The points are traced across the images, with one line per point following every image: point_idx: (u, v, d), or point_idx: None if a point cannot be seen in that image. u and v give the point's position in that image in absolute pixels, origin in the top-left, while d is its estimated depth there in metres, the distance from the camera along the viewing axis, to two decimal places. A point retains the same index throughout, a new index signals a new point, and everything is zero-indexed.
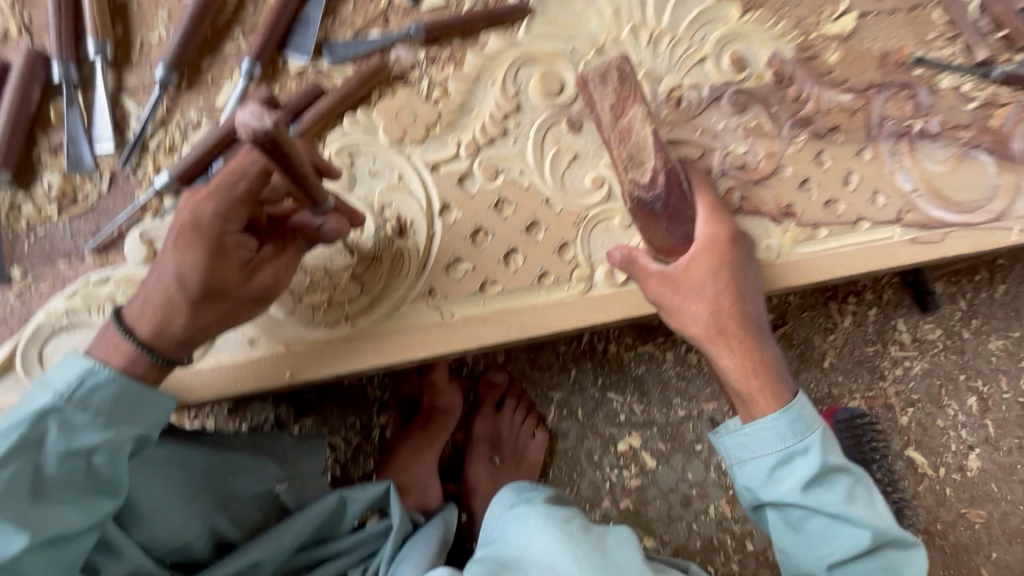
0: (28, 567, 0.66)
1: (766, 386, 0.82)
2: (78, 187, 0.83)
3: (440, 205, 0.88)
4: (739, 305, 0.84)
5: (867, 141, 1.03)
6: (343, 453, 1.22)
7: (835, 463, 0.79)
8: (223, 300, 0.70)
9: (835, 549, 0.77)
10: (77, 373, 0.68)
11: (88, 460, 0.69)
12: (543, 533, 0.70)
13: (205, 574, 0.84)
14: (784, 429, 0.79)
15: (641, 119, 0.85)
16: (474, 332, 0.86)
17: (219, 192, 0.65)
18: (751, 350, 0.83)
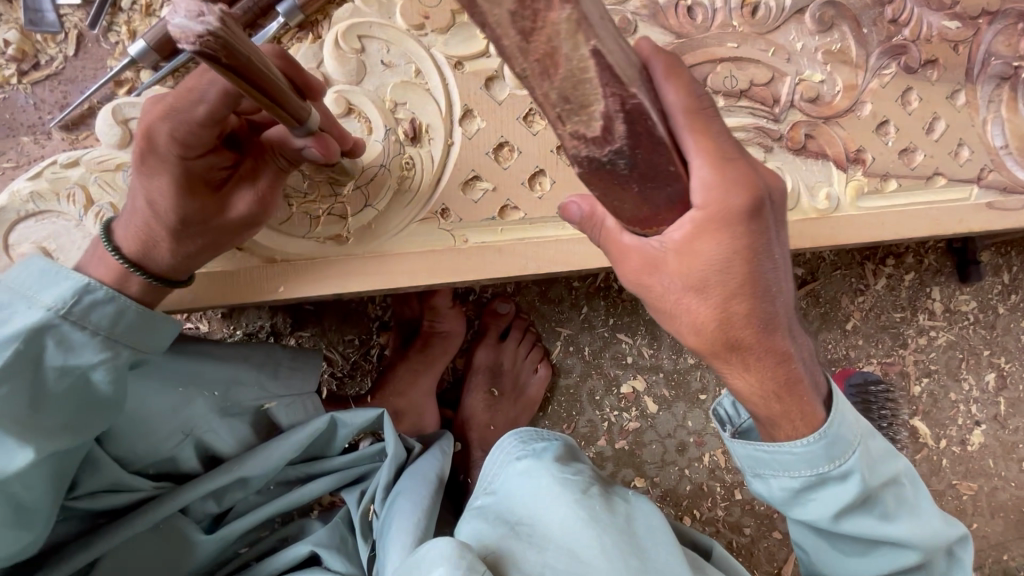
0: (30, 481, 0.59)
1: (794, 411, 0.61)
2: (40, 49, 0.70)
3: (461, 110, 0.76)
4: (762, 305, 0.55)
5: (964, 82, 0.88)
6: (340, 369, 1.18)
7: (879, 480, 0.64)
8: (200, 230, 0.62)
9: (870, 565, 0.67)
10: (74, 291, 0.58)
11: (91, 383, 0.61)
12: (559, 507, 0.71)
13: (188, 486, 0.80)
14: (817, 455, 0.62)
15: (571, 32, 0.43)
16: (488, 261, 0.77)
17: (178, 113, 0.54)
18: (771, 365, 0.59)
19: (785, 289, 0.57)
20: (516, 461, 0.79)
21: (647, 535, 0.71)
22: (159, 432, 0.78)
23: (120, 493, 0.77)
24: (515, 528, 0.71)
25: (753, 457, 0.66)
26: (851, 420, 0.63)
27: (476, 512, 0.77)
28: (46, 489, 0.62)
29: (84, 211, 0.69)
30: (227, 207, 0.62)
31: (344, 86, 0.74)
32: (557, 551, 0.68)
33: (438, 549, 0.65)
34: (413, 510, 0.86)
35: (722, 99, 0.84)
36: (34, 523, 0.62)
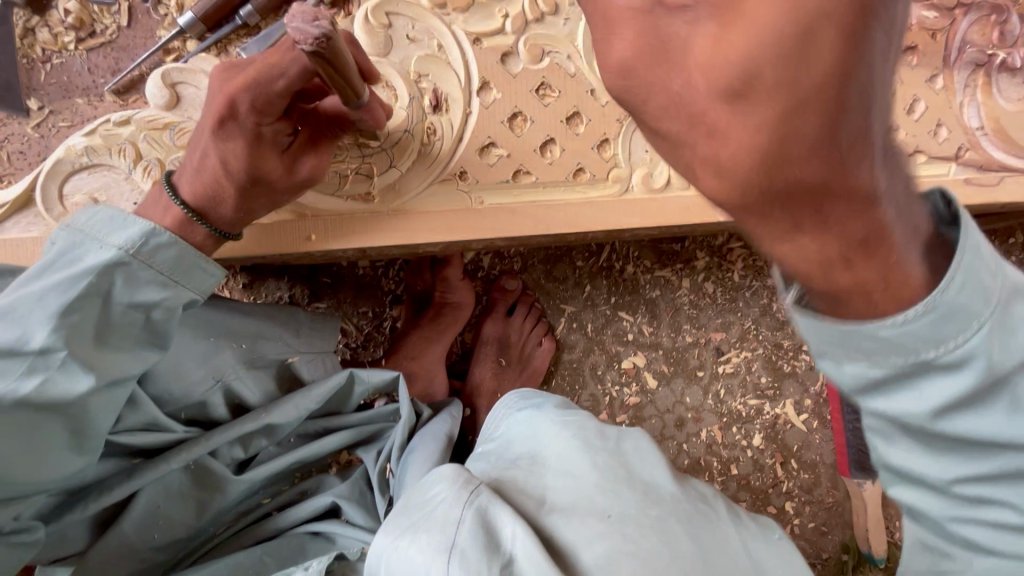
0: (90, 408, 0.63)
1: (870, 277, 0.36)
2: (96, 19, 0.77)
3: (479, 82, 0.83)
4: (834, 112, 0.29)
5: (941, 67, 0.95)
6: (354, 339, 1.24)
7: (1007, 367, 0.43)
8: (267, 190, 0.68)
9: (967, 462, 0.48)
10: (141, 232, 0.63)
11: (150, 319, 0.66)
12: (557, 438, 0.70)
13: (217, 431, 0.85)
14: (919, 330, 0.39)
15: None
16: (502, 222, 0.84)
17: (257, 84, 0.60)
18: (837, 221, 0.33)
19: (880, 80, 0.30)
20: (516, 410, 0.80)
21: (642, 458, 0.70)
22: (191, 376, 0.83)
23: (155, 433, 0.81)
24: (514, 459, 0.70)
25: (823, 338, 0.41)
26: (982, 262, 0.40)
27: (478, 457, 0.77)
28: (105, 420, 0.66)
29: (133, 164, 0.75)
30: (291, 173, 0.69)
31: (372, 58, 0.80)
32: (556, 473, 0.66)
33: (440, 474, 0.66)
34: (424, 462, 0.92)
35: None
36: (90, 450, 0.67)
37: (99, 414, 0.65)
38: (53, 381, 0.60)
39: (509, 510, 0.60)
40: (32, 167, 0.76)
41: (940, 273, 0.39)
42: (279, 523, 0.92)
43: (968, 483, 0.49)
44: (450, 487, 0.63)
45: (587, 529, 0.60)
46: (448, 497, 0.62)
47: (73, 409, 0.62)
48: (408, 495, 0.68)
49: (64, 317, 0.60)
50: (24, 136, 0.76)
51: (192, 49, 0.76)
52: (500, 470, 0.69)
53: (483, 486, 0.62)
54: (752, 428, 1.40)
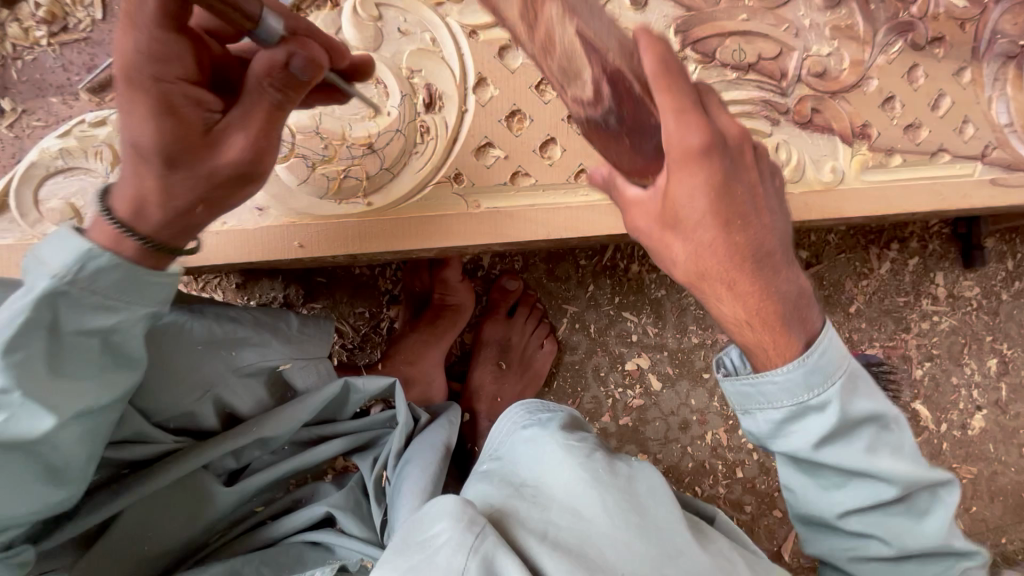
0: (62, 441, 0.60)
1: (767, 338, 0.60)
2: (69, 12, 0.73)
3: (475, 79, 0.78)
4: (741, 234, 0.56)
5: (969, 60, 0.89)
6: (350, 340, 1.21)
7: (860, 412, 0.60)
8: (190, 168, 0.56)
9: (849, 496, 0.63)
10: (75, 255, 0.54)
11: (108, 342, 0.60)
12: (564, 469, 0.67)
13: (202, 448, 0.81)
14: (796, 384, 0.59)
15: (559, 19, 0.55)
16: (499, 227, 0.79)
17: (142, 23, 0.53)
18: (752, 291, 0.58)
19: (775, 221, 0.59)
20: (522, 429, 0.77)
21: (651, 498, 0.67)
22: (178, 386, 0.80)
23: (143, 445, 0.79)
24: (519, 487, 0.67)
25: (745, 395, 0.63)
26: (838, 346, 0.60)
27: (480, 476, 0.74)
28: (78, 451, 0.63)
29: (110, 168, 0.71)
30: (217, 148, 0.56)
31: (361, 53, 0.76)
32: (561, 509, 0.64)
33: (441, 505, 0.62)
34: (421, 475, 0.88)
35: (730, 72, 0.85)
36: (67, 481, 0.64)
37: (74, 443, 0.62)
38: (16, 419, 0.56)
39: (515, 559, 0.58)
40: (6, 169, 0.72)
41: (826, 365, 0.59)
42: (272, 533, 0.89)
43: (852, 517, 0.64)
44: (455, 524, 0.59)
45: None
46: (452, 538, 0.58)
47: (39, 445, 0.58)
48: (406, 524, 0.64)
49: (7, 356, 0.53)
50: None
51: None
52: (505, 499, 0.66)
53: (488, 529, 0.59)
54: None
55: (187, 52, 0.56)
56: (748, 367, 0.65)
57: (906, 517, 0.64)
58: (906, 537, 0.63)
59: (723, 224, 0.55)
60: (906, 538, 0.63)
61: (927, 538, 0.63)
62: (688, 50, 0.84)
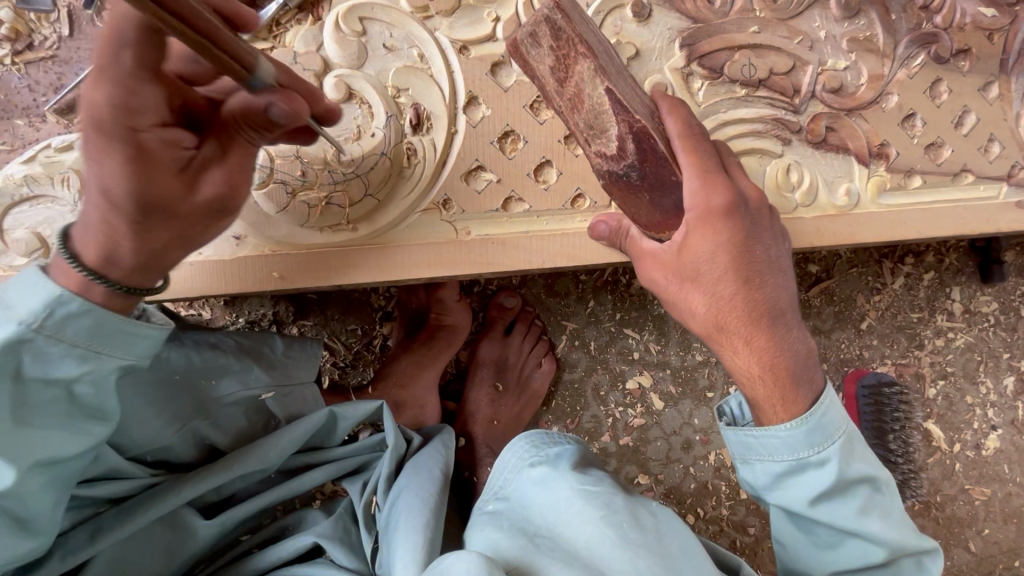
0: (25, 494, 0.58)
1: (776, 396, 0.63)
2: (34, 29, 0.69)
3: (466, 98, 0.73)
4: (757, 292, 0.62)
5: (996, 74, 0.83)
6: (342, 358, 1.17)
7: (856, 474, 0.62)
8: (167, 213, 0.54)
9: (840, 556, 0.64)
10: (43, 303, 0.54)
11: (73, 395, 0.58)
12: (583, 523, 0.63)
13: (181, 479, 0.79)
14: (797, 441, 0.62)
15: (590, 77, 0.60)
16: (491, 255, 0.75)
17: (108, 74, 0.49)
18: (763, 347, 0.62)
19: (784, 283, 0.64)
20: (528, 467, 0.71)
21: (680, 554, 0.62)
22: (155, 420, 0.77)
23: (119, 480, 0.76)
24: (535, 539, 0.64)
25: (745, 446, 0.66)
26: (838, 407, 0.64)
27: (487, 518, 0.70)
28: (45, 501, 0.61)
29: (78, 195, 0.67)
30: (193, 190, 0.55)
31: (344, 70, 0.71)
32: (583, 568, 0.60)
33: (463, 563, 0.57)
34: (412, 503, 0.84)
35: (740, 88, 0.80)
36: (38, 530, 0.62)
37: (40, 493, 0.60)
38: None
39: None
40: None
41: (825, 426, 0.62)
42: (259, 563, 0.86)
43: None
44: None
45: None
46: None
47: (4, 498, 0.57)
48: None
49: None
50: None
51: None
52: (519, 555, 0.63)
53: None
54: None
55: (162, 97, 0.52)
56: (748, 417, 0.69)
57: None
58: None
59: (742, 280, 0.61)
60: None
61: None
62: (694, 65, 0.79)
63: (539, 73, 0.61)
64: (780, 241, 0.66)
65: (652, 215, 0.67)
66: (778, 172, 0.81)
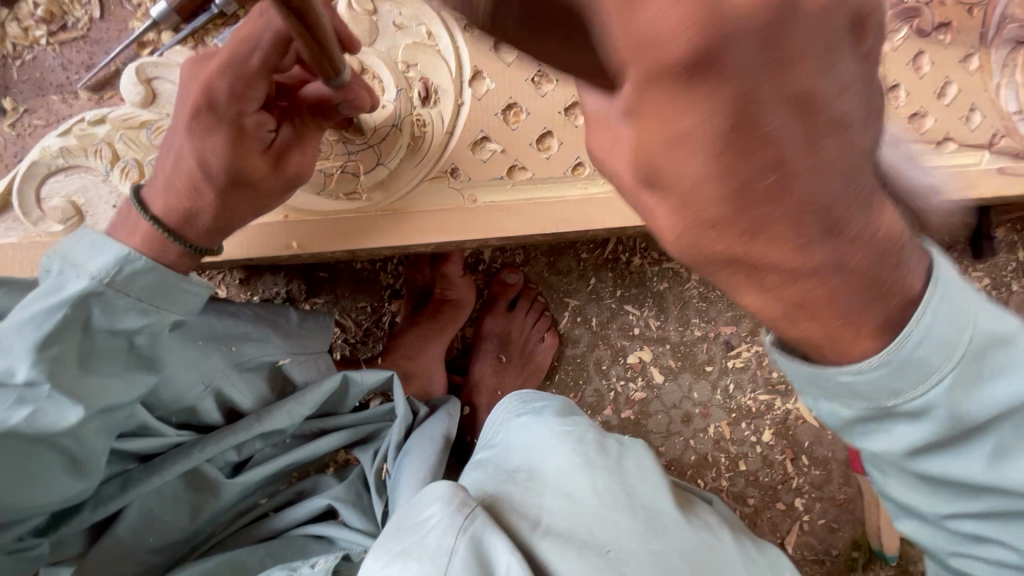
0: (84, 436, 0.62)
1: (848, 338, 0.41)
2: (67, 11, 0.73)
3: (471, 72, 0.78)
4: (786, 180, 0.33)
5: (976, 46, 0.87)
6: (353, 334, 1.22)
7: (984, 410, 0.45)
8: (253, 190, 0.64)
9: (971, 502, 0.52)
10: (114, 260, 0.59)
11: (134, 345, 0.64)
12: (556, 452, 0.67)
13: (203, 438, 0.84)
14: (907, 386, 0.43)
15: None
16: (496, 221, 0.79)
17: (232, 66, 0.56)
18: (831, 258, 0.37)
19: (852, 142, 0.34)
20: (514, 417, 0.77)
21: (641, 477, 0.67)
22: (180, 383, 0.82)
23: (144, 437, 0.80)
24: (513, 474, 0.67)
25: (847, 395, 0.45)
26: (958, 307, 0.42)
27: (477, 464, 0.74)
28: (98, 443, 0.65)
29: (110, 166, 0.72)
30: (277, 169, 0.65)
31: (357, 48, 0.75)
32: (555, 493, 0.64)
33: (433, 490, 0.63)
34: (419, 468, 0.89)
35: None
36: (89, 473, 0.67)
37: (98, 435, 0.64)
38: (43, 411, 0.58)
39: (505, 540, 0.58)
40: (10, 169, 0.73)
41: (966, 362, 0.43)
42: (276, 525, 0.91)
43: (964, 519, 0.54)
44: (445, 508, 0.60)
45: (585, 562, 0.57)
46: (440, 521, 0.59)
47: (65, 439, 0.61)
48: (398, 512, 0.65)
49: (43, 351, 0.57)
50: (3, 138, 0.74)
51: (168, 41, 0.72)
52: (495, 485, 0.67)
53: (479, 510, 0.60)
54: (762, 424, 1.35)
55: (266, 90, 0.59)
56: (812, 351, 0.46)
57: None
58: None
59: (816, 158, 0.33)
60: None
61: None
62: None
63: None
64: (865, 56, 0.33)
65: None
66: None
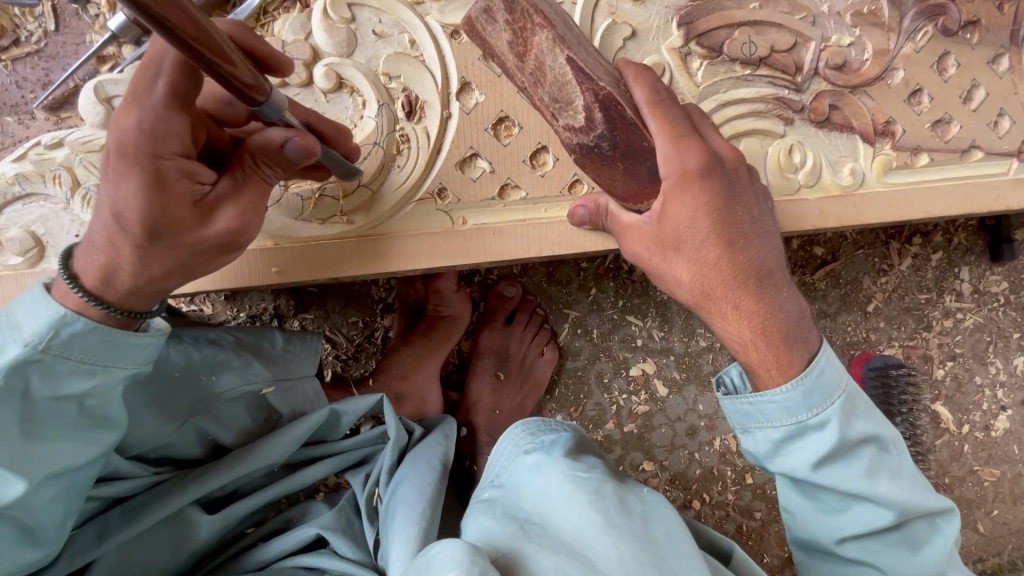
0: (35, 505, 0.59)
1: (771, 358, 0.63)
2: (19, 25, 0.68)
3: (459, 83, 0.72)
4: (742, 254, 0.62)
5: (1007, 46, 0.80)
6: (344, 351, 1.17)
7: (858, 435, 0.61)
8: (174, 241, 0.54)
9: (848, 522, 0.63)
10: (47, 324, 0.54)
11: (85, 406, 0.59)
12: (572, 508, 0.63)
13: (188, 479, 0.81)
14: (794, 403, 0.61)
15: (550, 48, 0.59)
16: (488, 244, 0.74)
17: (139, 101, 0.49)
18: (768, 307, 0.63)
19: (769, 244, 0.65)
20: (524, 454, 0.72)
21: (673, 549, 0.61)
22: (154, 420, 0.78)
23: (121, 480, 0.78)
24: (524, 525, 0.64)
25: (747, 414, 0.65)
26: (837, 365, 0.63)
27: (483, 505, 0.70)
28: (54, 512, 0.61)
29: (70, 193, 0.67)
30: (206, 222, 0.55)
31: (333, 59, 0.70)
32: (571, 555, 0.60)
33: (449, 551, 0.57)
34: (411, 494, 0.83)
35: (740, 68, 0.78)
36: (48, 539, 0.63)
37: (53, 501, 0.61)
38: None
39: None
40: None
41: (828, 393, 0.61)
42: (262, 556, 0.85)
43: (850, 542, 0.64)
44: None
45: None
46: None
47: (13, 510, 0.58)
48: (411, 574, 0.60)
49: None
50: None
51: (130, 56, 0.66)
52: (508, 541, 0.62)
53: None
54: None
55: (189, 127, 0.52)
56: (749, 386, 0.67)
57: (902, 548, 0.63)
58: (903, 567, 0.63)
59: (743, 239, 0.62)
60: (902, 568, 0.63)
61: (925, 568, 0.62)
62: (692, 44, 0.77)
63: (497, 50, 0.60)
64: (761, 196, 0.67)
65: (699, 156, 0.61)
66: (780, 153, 0.79)
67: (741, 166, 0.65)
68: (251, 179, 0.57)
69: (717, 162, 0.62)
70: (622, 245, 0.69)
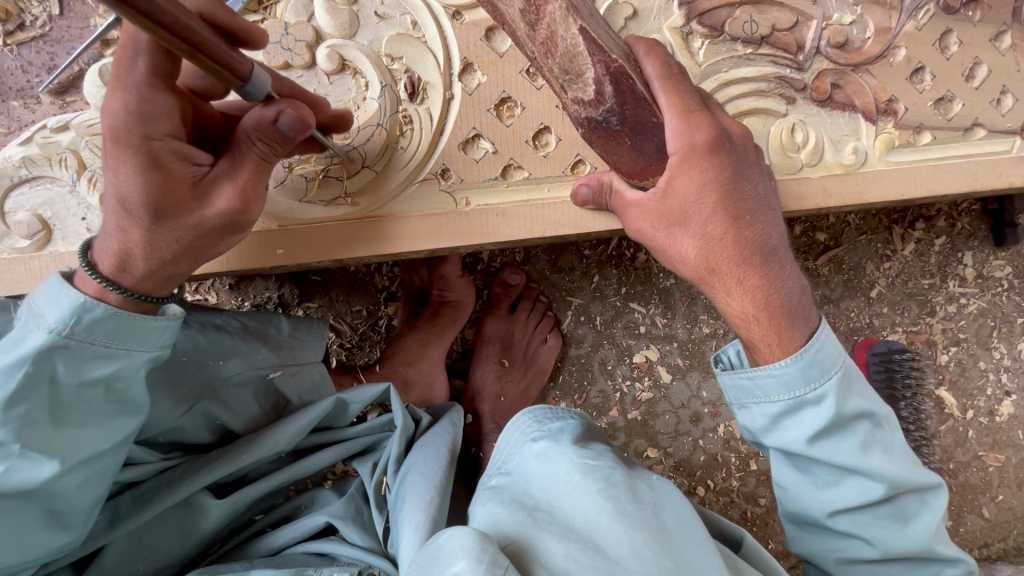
0: (66, 489, 0.60)
1: (773, 333, 0.63)
2: (23, 10, 0.73)
3: (461, 64, 0.72)
4: (748, 230, 0.62)
5: (1009, 23, 0.80)
6: (348, 339, 1.18)
7: (854, 411, 0.61)
8: (178, 222, 0.54)
9: (838, 496, 0.63)
10: (71, 310, 0.54)
11: (112, 391, 0.59)
12: (583, 492, 0.64)
13: (199, 467, 0.82)
14: (794, 377, 0.61)
15: (562, 17, 0.59)
16: (492, 225, 0.74)
17: (124, 82, 0.49)
18: (772, 284, 0.63)
19: (773, 221, 0.65)
20: (531, 440, 0.72)
21: (685, 537, 0.61)
22: (164, 403, 0.79)
23: (133, 464, 0.79)
24: (533, 513, 0.64)
25: (745, 389, 0.65)
26: (835, 342, 0.63)
27: (490, 492, 0.70)
28: (84, 497, 0.62)
29: (75, 175, 0.71)
30: (205, 201, 0.54)
31: (336, 40, 0.70)
32: (580, 542, 0.60)
33: (460, 539, 0.57)
34: (418, 480, 0.83)
35: (742, 46, 0.78)
36: (72, 525, 0.63)
37: (81, 486, 0.61)
38: (17, 468, 0.55)
39: None
40: None
41: (826, 369, 0.61)
42: (273, 542, 0.86)
43: (841, 517, 0.64)
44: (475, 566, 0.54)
45: None
46: None
47: (41, 493, 0.58)
48: (419, 561, 0.60)
49: (8, 410, 0.54)
50: None
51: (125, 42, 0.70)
52: (518, 527, 0.63)
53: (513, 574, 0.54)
54: None
55: (177, 109, 0.52)
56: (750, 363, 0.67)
57: (890, 522, 0.63)
58: (891, 540, 0.63)
59: (748, 215, 0.63)
60: (891, 541, 0.63)
61: (911, 540, 0.63)
62: (693, 23, 0.77)
63: (509, 17, 0.60)
64: (766, 175, 0.67)
65: (707, 133, 0.61)
66: (782, 133, 0.79)
67: (747, 144, 0.65)
68: (249, 156, 0.54)
69: (725, 137, 0.62)
70: (625, 223, 0.70)
